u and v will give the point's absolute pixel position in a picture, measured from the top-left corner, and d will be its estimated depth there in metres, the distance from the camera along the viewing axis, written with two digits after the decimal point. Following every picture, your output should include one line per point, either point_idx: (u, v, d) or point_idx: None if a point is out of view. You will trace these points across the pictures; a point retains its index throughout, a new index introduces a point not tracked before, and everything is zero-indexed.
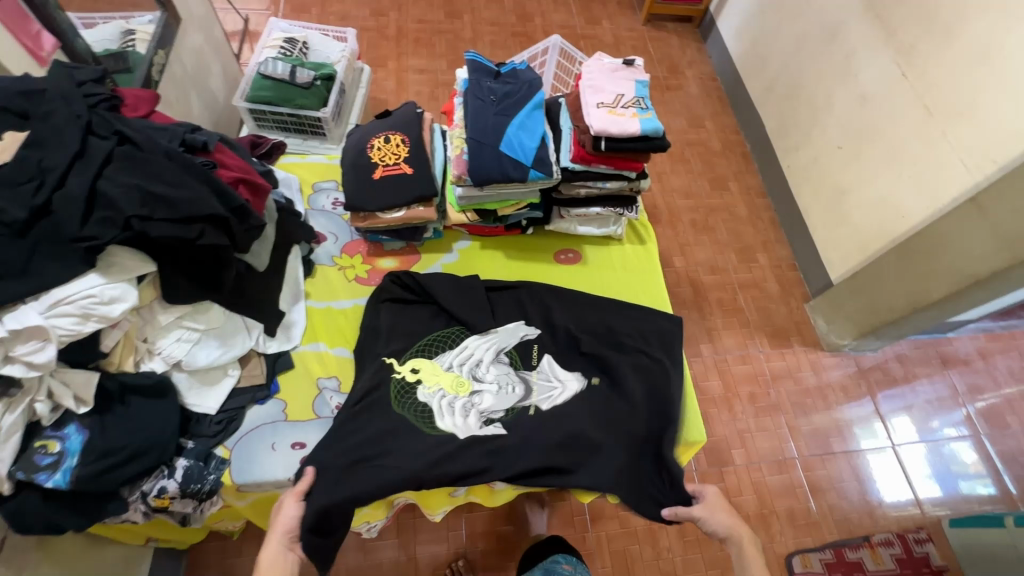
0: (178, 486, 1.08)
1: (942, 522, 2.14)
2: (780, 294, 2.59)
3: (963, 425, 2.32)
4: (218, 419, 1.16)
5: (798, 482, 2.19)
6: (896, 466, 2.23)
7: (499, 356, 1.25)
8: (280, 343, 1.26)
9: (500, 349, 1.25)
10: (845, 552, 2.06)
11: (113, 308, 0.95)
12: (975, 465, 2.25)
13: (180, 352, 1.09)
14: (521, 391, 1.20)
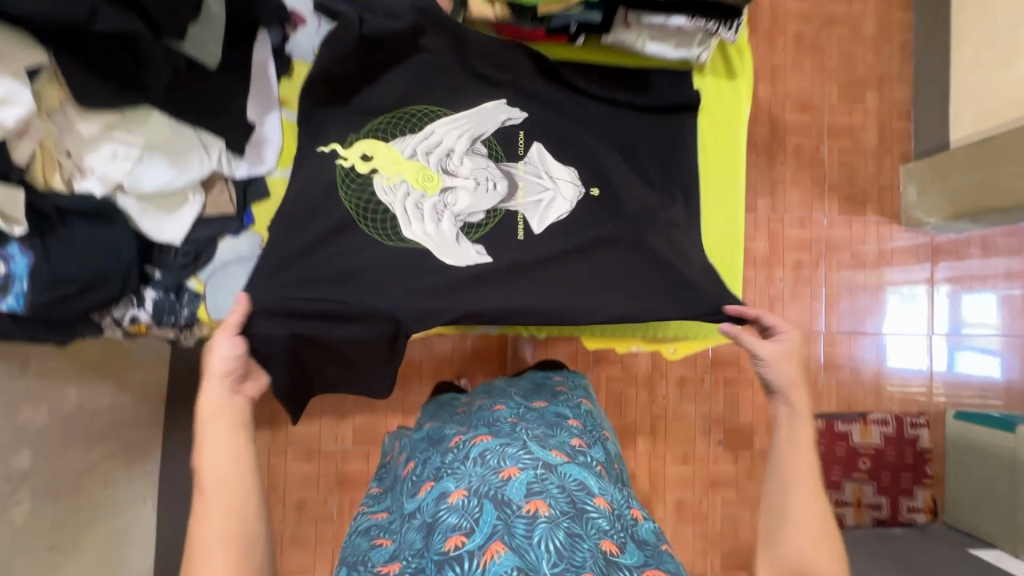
0: (150, 317, 1.01)
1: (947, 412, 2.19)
2: (874, 150, 2.23)
3: (1004, 301, 2.23)
4: (185, 251, 1.00)
5: (813, 356, 2.18)
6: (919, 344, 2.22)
7: (476, 146, 1.13)
8: (251, 166, 1.03)
9: (474, 137, 1.13)
10: (835, 424, 2.15)
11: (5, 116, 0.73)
12: (992, 341, 2.22)
13: (118, 172, 0.88)
14: (504, 190, 1.13)
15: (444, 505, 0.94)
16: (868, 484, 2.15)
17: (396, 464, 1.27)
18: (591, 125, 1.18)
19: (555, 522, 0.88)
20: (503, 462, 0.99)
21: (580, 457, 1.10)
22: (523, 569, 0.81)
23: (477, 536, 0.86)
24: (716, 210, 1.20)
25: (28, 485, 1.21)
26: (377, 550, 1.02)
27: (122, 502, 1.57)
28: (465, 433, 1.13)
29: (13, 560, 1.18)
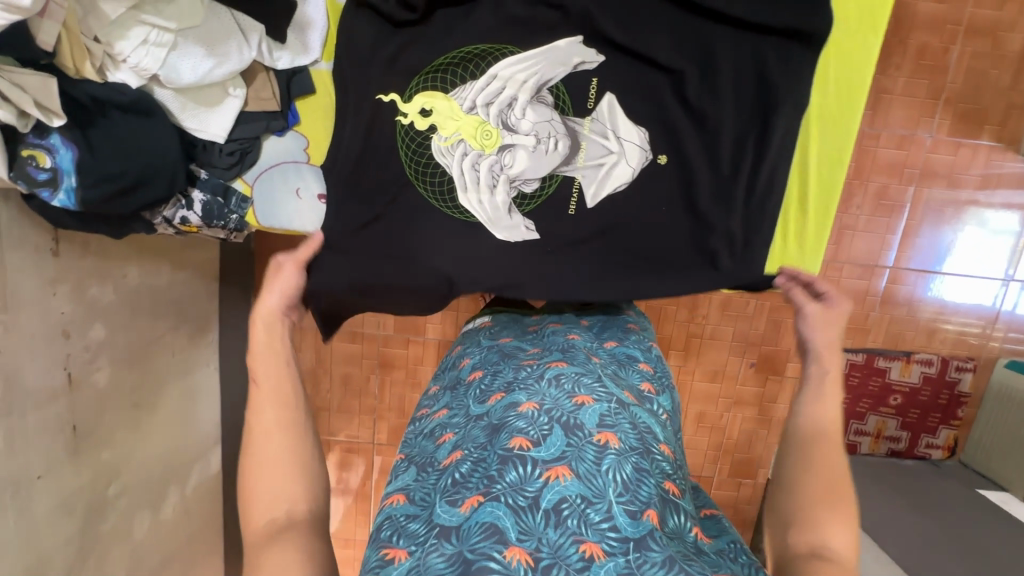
0: (200, 220, 0.97)
1: (998, 360, 2.11)
2: (1015, 59, 1.84)
3: None
4: (230, 150, 0.94)
5: (871, 291, 2.06)
6: (988, 289, 2.06)
7: (541, 93, 0.96)
8: (294, 56, 0.91)
9: (543, 84, 0.95)
10: (875, 360, 2.10)
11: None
12: None
13: (154, 63, 0.78)
14: (565, 150, 0.98)
15: (512, 413, 0.94)
16: (893, 419, 2.14)
17: (456, 370, 1.25)
18: (685, 38, 0.93)
19: (624, 455, 0.86)
20: (578, 388, 0.98)
21: (646, 405, 1.08)
22: (587, 497, 0.79)
23: (545, 451, 0.85)
24: (825, 151, 0.99)
25: (106, 353, 1.32)
26: (437, 442, 1.01)
27: (190, 366, 1.71)
28: (540, 359, 1.12)
29: (103, 414, 1.33)
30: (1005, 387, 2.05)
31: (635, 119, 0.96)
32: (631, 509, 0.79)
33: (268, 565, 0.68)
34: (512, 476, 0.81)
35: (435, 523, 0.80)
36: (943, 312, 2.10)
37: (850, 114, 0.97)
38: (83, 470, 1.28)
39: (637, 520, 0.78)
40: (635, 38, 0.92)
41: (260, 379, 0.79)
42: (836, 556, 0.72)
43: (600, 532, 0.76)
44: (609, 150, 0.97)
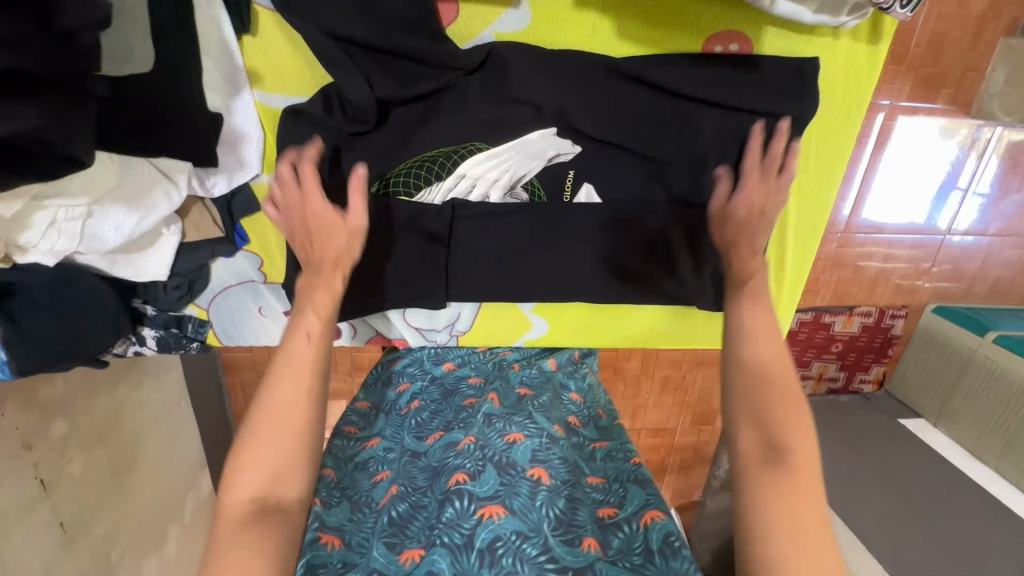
0: (156, 352, 0.90)
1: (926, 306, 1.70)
2: (979, 16, 1.38)
3: None
4: (176, 283, 0.85)
5: (825, 256, 1.62)
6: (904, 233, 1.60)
7: (514, 188, 0.88)
8: (229, 177, 0.79)
9: (516, 179, 0.87)
10: (823, 316, 1.68)
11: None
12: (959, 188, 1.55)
13: (72, 241, 0.66)
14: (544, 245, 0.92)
15: (451, 451, 0.78)
16: (834, 364, 1.75)
17: (415, 374, 0.99)
18: (667, 126, 0.86)
19: (558, 490, 0.71)
20: (510, 426, 0.79)
21: (578, 435, 0.87)
22: (523, 532, 0.64)
23: (482, 489, 0.69)
24: (803, 223, 0.98)
25: (74, 441, 1.26)
26: (369, 476, 0.83)
27: (157, 413, 1.64)
28: (479, 390, 0.92)
29: (87, 495, 1.31)
30: (932, 330, 1.67)
31: (615, 206, 0.90)
32: (568, 538, 0.65)
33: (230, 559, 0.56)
34: (448, 514, 0.68)
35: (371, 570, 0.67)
36: (880, 231, 1.60)
37: (828, 187, 0.95)
38: (81, 555, 1.30)
39: (579, 551, 0.64)
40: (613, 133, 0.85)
41: (303, 334, 0.68)
42: (789, 460, 0.62)
43: (537, 565, 0.61)
44: (583, 239, 0.93)
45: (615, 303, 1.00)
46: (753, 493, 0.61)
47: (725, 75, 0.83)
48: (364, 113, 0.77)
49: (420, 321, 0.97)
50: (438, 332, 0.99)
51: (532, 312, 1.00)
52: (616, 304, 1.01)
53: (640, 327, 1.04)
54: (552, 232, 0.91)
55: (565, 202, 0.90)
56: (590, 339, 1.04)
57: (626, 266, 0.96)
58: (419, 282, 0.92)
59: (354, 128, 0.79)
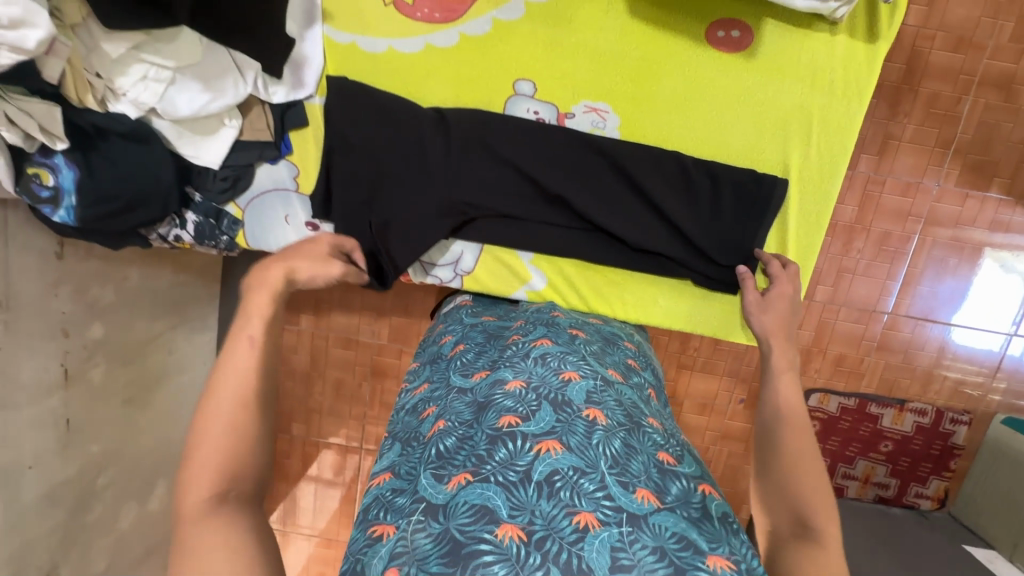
0: (192, 238, 1.02)
1: (995, 416, 1.60)
2: None
3: None
4: (223, 176, 0.98)
5: (869, 336, 1.60)
6: (980, 338, 1.57)
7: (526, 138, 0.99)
8: (287, 90, 0.95)
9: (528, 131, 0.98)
10: (869, 405, 1.61)
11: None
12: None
13: (151, 97, 0.83)
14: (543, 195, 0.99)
15: (497, 390, 0.75)
16: (883, 466, 1.64)
17: (436, 335, 1.04)
18: (666, 92, 0.95)
19: (614, 431, 0.69)
20: (564, 365, 0.79)
21: (635, 380, 0.87)
22: (580, 469, 0.62)
23: (536, 426, 0.68)
24: (805, 211, 0.98)
25: (104, 350, 1.36)
26: (417, 414, 0.82)
27: (184, 365, 1.72)
28: (523, 330, 0.91)
29: (96, 411, 1.37)
30: (1001, 441, 1.56)
31: (620, 156, 0.96)
32: (623, 479, 0.62)
33: (202, 548, 0.52)
34: (502, 452, 0.64)
35: (420, 498, 0.63)
36: (947, 358, 1.60)
37: (831, 178, 0.97)
38: (73, 462, 1.33)
39: (634, 498, 0.60)
40: (610, 94, 0.96)
41: (245, 337, 0.63)
42: (822, 536, 0.63)
43: (594, 502, 0.59)
44: (587, 186, 0.98)
45: (610, 264, 1.02)
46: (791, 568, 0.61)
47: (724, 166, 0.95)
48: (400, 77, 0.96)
49: (424, 253, 1.04)
50: (439, 268, 1.05)
51: (530, 263, 1.04)
52: (611, 266, 1.03)
53: (635, 298, 1.04)
54: (556, 177, 0.98)
55: (578, 145, 0.97)
56: (583, 301, 1.04)
57: (627, 218, 0.99)
58: None
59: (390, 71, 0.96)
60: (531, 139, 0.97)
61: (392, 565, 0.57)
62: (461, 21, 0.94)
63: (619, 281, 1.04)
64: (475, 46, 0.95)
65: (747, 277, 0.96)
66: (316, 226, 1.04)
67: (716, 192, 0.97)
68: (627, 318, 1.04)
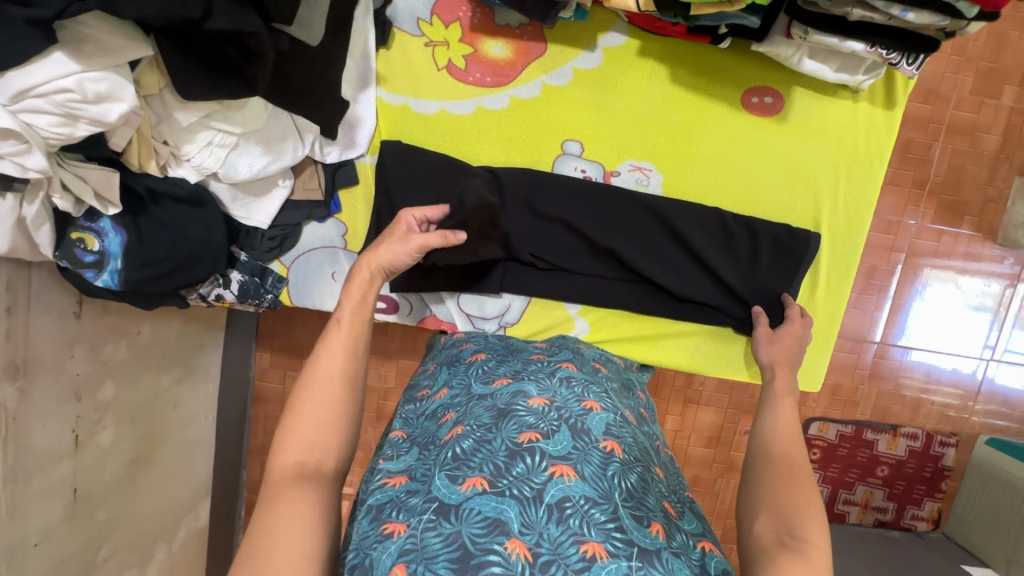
0: (235, 298, 1.00)
1: (978, 438, 1.62)
2: (993, 155, 1.52)
3: None
4: (271, 235, 0.98)
5: (862, 365, 1.61)
6: (956, 362, 1.61)
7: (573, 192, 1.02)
8: (341, 150, 0.96)
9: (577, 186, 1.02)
10: (865, 431, 1.63)
11: (76, 129, 0.65)
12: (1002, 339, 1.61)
13: (215, 163, 0.83)
14: (592, 248, 1.02)
15: (518, 400, 0.68)
16: (881, 490, 1.66)
17: (460, 340, 0.97)
18: (705, 150, 1.01)
19: (631, 465, 0.63)
20: (587, 393, 0.71)
21: (647, 427, 0.80)
22: (591, 498, 0.57)
23: (556, 447, 0.62)
24: (834, 260, 1.05)
25: (113, 411, 1.29)
26: (435, 419, 0.74)
27: (189, 419, 1.64)
28: (548, 351, 0.87)
29: (102, 475, 1.29)
30: (988, 463, 1.58)
31: (663, 209, 1.01)
32: (637, 514, 0.58)
33: (281, 510, 0.59)
34: (519, 467, 0.59)
35: (433, 498, 0.58)
36: (929, 385, 1.62)
37: (857, 230, 1.04)
38: (80, 534, 1.23)
39: (647, 533, 0.56)
40: (652, 153, 1.01)
41: (335, 320, 0.73)
42: (807, 549, 0.57)
43: (604, 533, 0.55)
44: (633, 239, 1.02)
45: (653, 313, 1.05)
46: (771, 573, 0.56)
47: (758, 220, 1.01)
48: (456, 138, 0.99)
49: (472, 307, 1.05)
50: (487, 322, 1.05)
51: (577, 314, 1.05)
52: (656, 316, 1.06)
53: (679, 345, 1.07)
54: (604, 229, 1.01)
55: (624, 200, 1.01)
56: (625, 349, 1.06)
57: (672, 269, 1.02)
58: (476, 267, 1.02)
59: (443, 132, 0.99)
60: (581, 193, 1.00)
61: (401, 561, 0.53)
62: (512, 85, 0.98)
63: (662, 329, 1.06)
64: (525, 108, 0.99)
65: (760, 316, 0.99)
66: None
67: (756, 245, 1.02)
68: (668, 363, 1.07)
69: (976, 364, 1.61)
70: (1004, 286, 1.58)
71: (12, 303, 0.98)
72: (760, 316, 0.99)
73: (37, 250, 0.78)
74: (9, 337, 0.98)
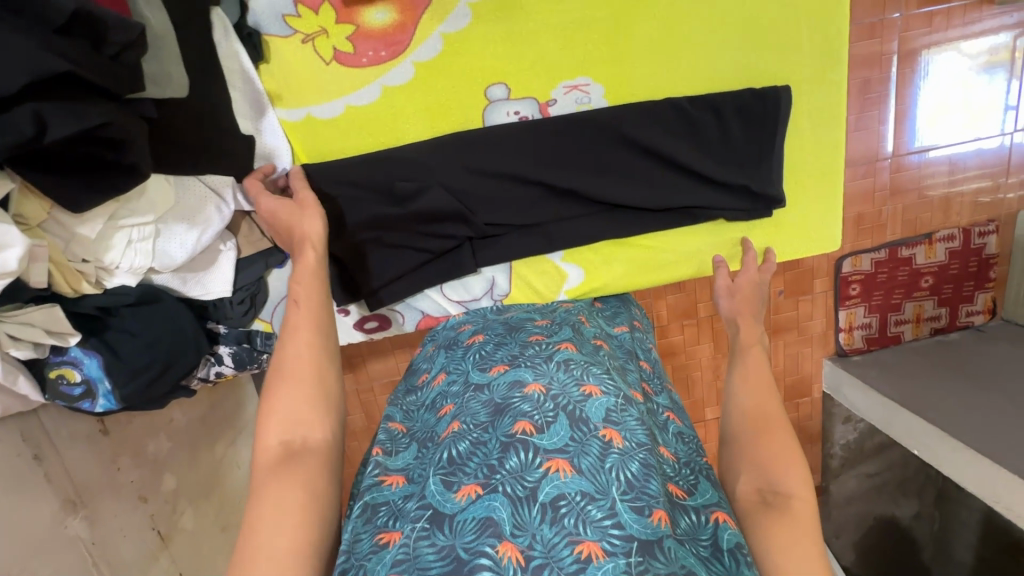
0: (234, 369, 0.99)
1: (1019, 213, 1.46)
2: None
3: None
4: (239, 299, 0.94)
5: (879, 186, 1.42)
6: (984, 142, 1.40)
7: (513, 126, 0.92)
8: (266, 190, 0.89)
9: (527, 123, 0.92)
10: (900, 250, 1.47)
11: None
12: None
13: (145, 258, 0.78)
14: (552, 191, 0.94)
15: (515, 393, 0.67)
16: (930, 301, 1.53)
17: (457, 321, 0.95)
18: (643, 42, 0.89)
19: (632, 454, 0.60)
20: (589, 375, 0.69)
21: (651, 402, 0.77)
22: (588, 493, 0.55)
23: (550, 440, 0.60)
24: (818, 107, 0.94)
25: (184, 496, 1.32)
26: (434, 412, 0.73)
27: None
28: (548, 330, 0.83)
29: (201, 551, 1.37)
30: None
31: (602, 122, 0.91)
32: (636, 506, 0.55)
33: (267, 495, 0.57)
34: (512, 462, 0.59)
35: (426, 505, 0.58)
36: (956, 179, 1.43)
37: (834, 67, 0.92)
38: None
39: (648, 524, 0.54)
40: (587, 68, 0.90)
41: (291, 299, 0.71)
42: (789, 505, 0.58)
43: (601, 530, 0.53)
44: (589, 167, 0.94)
45: (639, 234, 0.98)
46: (756, 536, 0.57)
47: (717, 96, 0.91)
48: (374, 131, 0.90)
49: (461, 294, 1.00)
50: (479, 302, 1.01)
51: (562, 261, 0.99)
52: (644, 234, 0.99)
53: (679, 255, 1.00)
54: (553, 168, 0.93)
55: (578, 124, 0.91)
56: (625, 276, 1.00)
57: (643, 182, 0.94)
58: (444, 254, 0.97)
59: (363, 131, 0.90)
60: (520, 131, 0.91)
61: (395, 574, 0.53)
62: (411, 50, 0.86)
63: (660, 245, 0.99)
64: (435, 71, 0.88)
65: (720, 264, 0.92)
66: (347, 309, 1.01)
67: (724, 123, 0.92)
68: (674, 274, 1.02)
69: (999, 140, 1.41)
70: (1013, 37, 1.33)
71: (38, 449, 1.00)
72: (720, 263, 0.92)
73: (25, 399, 0.77)
74: (51, 480, 1.01)
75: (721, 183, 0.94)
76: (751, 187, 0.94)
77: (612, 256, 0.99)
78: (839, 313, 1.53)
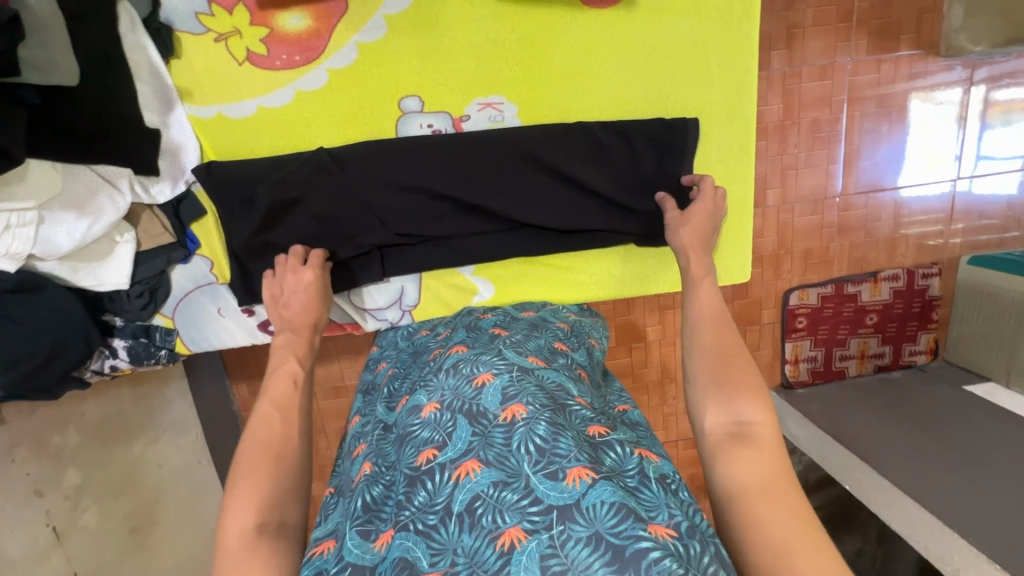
0: (129, 364, 0.98)
1: (962, 257, 1.48)
2: None
3: None
4: (137, 293, 0.93)
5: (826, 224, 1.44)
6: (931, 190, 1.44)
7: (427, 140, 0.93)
8: (167, 185, 0.88)
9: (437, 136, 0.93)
10: (845, 286, 1.49)
11: None
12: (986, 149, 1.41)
13: (26, 244, 0.78)
14: (463, 205, 0.95)
15: (415, 418, 0.66)
16: (874, 339, 1.54)
17: (372, 358, 0.94)
18: (555, 65, 0.91)
19: (537, 416, 0.58)
20: (477, 368, 0.68)
21: (562, 359, 0.77)
22: (501, 480, 0.54)
23: (453, 449, 0.59)
24: (727, 142, 0.97)
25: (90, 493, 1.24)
26: (353, 454, 0.74)
27: None
28: (445, 341, 0.84)
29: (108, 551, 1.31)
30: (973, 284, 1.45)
31: (515, 142, 0.92)
32: (550, 471, 0.53)
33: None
34: (421, 496, 0.57)
35: (345, 563, 0.57)
36: (902, 221, 1.46)
37: (742, 104, 0.95)
38: None
39: (563, 488, 0.52)
40: (499, 86, 0.91)
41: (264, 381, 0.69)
42: (754, 432, 0.61)
43: (520, 513, 0.51)
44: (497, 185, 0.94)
45: (547, 254, 0.99)
46: (724, 483, 0.58)
47: (625, 123, 0.93)
48: (285, 134, 0.90)
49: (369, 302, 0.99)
50: (387, 310, 1.00)
51: (473, 275, 1.00)
52: (555, 254, 1.00)
53: (590, 276, 1.02)
54: (465, 183, 0.93)
55: (483, 143, 0.92)
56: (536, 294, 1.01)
57: (552, 202, 0.95)
58: (354, 261, 0.96)
59: (272, 134, 0.90)
60: (432, 145, 0.92)
61: None
62: (324, 57, 0.87)
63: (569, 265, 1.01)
64: (348, 79, 0.89)
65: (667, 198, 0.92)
66: (251, 310, 0.99)
67: (631, 148, 0.94)
68: (586, 295, 1.02)
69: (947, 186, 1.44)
70: (962, 93, 1.36)
71: None
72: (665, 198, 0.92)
73: None
74: None
75: (627, 208, 0.95)
76: (655, 214, 0.96)
77: (523, 274, 1.00)
78: (785, 344, 1.54)
